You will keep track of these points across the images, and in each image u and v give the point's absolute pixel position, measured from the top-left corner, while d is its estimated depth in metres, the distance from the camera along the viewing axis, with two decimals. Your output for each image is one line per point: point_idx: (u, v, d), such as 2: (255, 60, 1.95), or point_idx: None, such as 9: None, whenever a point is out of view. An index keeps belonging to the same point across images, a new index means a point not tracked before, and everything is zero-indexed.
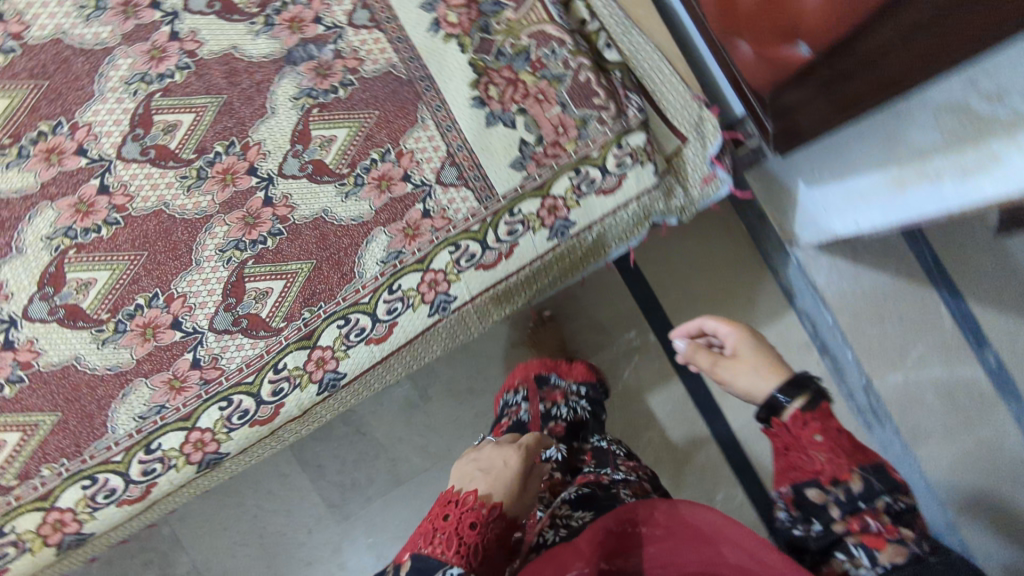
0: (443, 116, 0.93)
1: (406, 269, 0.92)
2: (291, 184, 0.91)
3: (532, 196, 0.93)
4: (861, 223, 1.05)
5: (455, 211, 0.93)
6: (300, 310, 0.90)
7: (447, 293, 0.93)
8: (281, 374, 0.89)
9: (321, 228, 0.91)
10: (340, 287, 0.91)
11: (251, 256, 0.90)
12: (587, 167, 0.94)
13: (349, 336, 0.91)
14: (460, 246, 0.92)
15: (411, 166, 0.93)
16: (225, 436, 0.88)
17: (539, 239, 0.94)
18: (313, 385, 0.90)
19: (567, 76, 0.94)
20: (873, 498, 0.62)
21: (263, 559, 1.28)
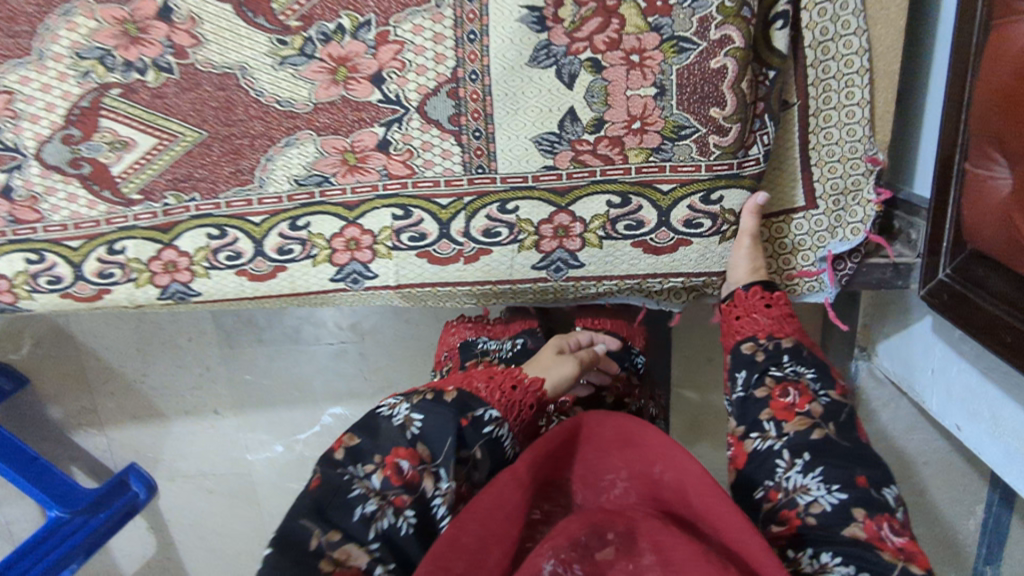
0: (473, 13, 0.55)
1: (324, 208, 0.62)
2: (206, 4, 0.56)
3: (542, 198, 0.61)
4: (963, 431, 0.77)
5: (426, 163, 0.60)
6: (163, 190, 0.61)
7: (365, 267, 0.64)
8: (115, 257, 0.63)
9: (226, 93, 0.58)
10: (226, 186, 0.61)
11: (119, 84, 0.58)
12: (643, 201, 0.61)
13: (217, 255, 0.63)
14: (411, 216, 0.62)
15: (392, 67, 0.57)
16: (26, 293, 0.65)
17: (523, 261, 0.64)
18: (153, 289, 0.65)
19: (692, 51, 0.55)
20: (801, 368, 0.58)
21: (136, 340, 1.19)
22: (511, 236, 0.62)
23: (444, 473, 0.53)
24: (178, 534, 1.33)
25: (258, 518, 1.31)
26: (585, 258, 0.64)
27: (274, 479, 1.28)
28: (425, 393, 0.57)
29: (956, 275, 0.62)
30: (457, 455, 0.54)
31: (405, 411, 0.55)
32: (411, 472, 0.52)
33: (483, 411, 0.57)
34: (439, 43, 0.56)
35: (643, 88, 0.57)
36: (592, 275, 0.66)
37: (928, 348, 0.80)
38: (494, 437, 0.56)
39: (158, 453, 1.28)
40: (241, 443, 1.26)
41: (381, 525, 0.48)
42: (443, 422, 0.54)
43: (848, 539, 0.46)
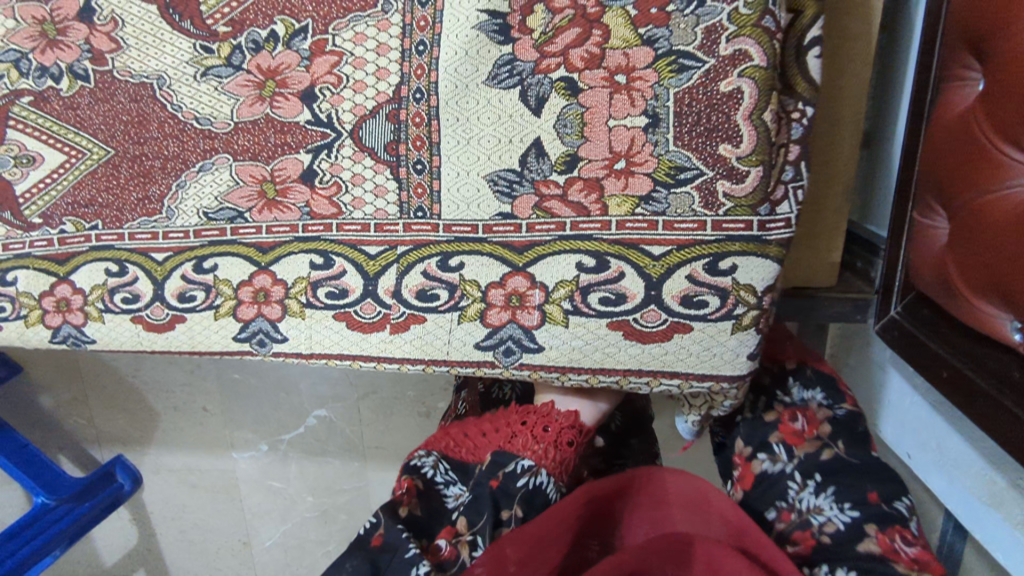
0: (423, 21, 0.48)
1: (232, 248, 0.50)
2: (131, 4, 0.51)
3: (490, 253, 0.49)
4: (913, 460, 0.64)
5: (354, 201, 0.49)
6: (61, 214, 0.52)
7: (274, 327, 0.50)
8: (6, 289, 0.53)
9: (141, 103, 0.51)
10: (133, 214, 0.51)
11: (39, 94, 0.53)
12: (627, 266, 0.48)
13: (113, 295, 0.51)
14: (332, 266, 0.50)
15: (326, 82, 0.49)
16: None
17: (464, 335, 0.50)
18: (43, 330, 0.53)
19: (699, 70, 0.46)
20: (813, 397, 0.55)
21: None
22: (451, 302, 0.49)
23: (482, 541, 0.50)
24: (161, 526, 1.31)
25: (237, 515, 1.27)
26: (544, 339, 0.50)
27: (254, 477, 1.24)
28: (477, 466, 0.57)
29: (907, 313, 0.55)
30: (495, 518, 0.51)
31: (457, 490, 0.56)
32: (451, 548, 0.50)
33: (523, 472, 0.53)
34: (384, 55, 0.48)
35: (630, 118, 0.47)
36: (552, 364, 0.52)
37: (883, 373, 0.67)
38: (528, 490, 0.52)
39: (145, 442, 1.27)
40: (224, 439, 1.23)
41: None
42: (484, 493, 0.53)
43: (863, 555, 0.43)
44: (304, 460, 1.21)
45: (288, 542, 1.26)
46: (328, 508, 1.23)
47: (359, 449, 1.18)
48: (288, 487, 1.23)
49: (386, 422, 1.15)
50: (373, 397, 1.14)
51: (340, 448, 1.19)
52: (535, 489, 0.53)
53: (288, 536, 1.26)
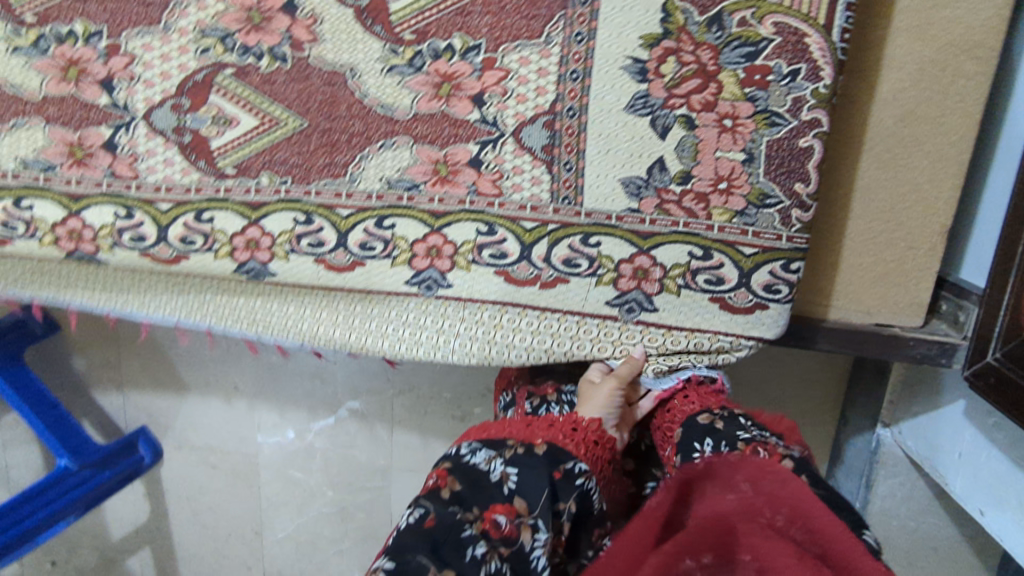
0: (577, 52, 0.59)
1: (409, 213, 0.65)
2: (330, 6, 0.61)
3: (621, 234, 0.63)
4: (987, 515, 0.73)
5: (513, 185, 0.63)
6: (257, 168, 0.66)
7: (442, 275, 0.66)
8: (201, 225, 0.67)
9: (333, 85, 0.63)
10: (319, 176, 0.65)
11: (239, 67, 0.64)
12: (726, 259, 0.62)
13: (300, 239, 0.67)
14: (495, 234, 0.64)
15: (494, 91, 0.61)
16: (106, 247, 0.69)
17: (598, 295, 0.65)
18: (230, 263, 0.68)
19: (783, 128, 0.59)
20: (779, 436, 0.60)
21: None
22: (591, 269, 0.64)
23: (542, 524, 0.56)
24: (174, 505, 1.34)
25: (254, 504, 1.32)
26: (661, 304, 0.65)
27: (277, 466, 1.29)
28: (517, 447, 0.62)
29: (1006, 359, 0.61)
30: (553, 509, 0.58)
31: (502, 466, 0.60)
32: (509, 525, 0.56)
33: (578, 470, 0.61)
34: (541, 77, 0.60)
35: (734, 151, 0.60)
36: (662, 322, 0.66)
37: (959, 432, 0.78)
38: (585, 489, 0.60)
39: (171, 420, 1.30)
40: (254, 424, 1.28)
41: (490, 568, 0.52)
42: (540, 482, 0.58)
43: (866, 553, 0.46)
44: (330, 451, 1.27)
45: (299, 534, 1.32)
46: (347, 504, 1.29)
47: (386, 447, 1.24)
48: (310, 479, 1.29)
49: (418, 422, 1.22)
50: (410, 395, 1.21)
51: (368, 443, 1.25)
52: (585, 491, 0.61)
53: (302, 527, 1.32)
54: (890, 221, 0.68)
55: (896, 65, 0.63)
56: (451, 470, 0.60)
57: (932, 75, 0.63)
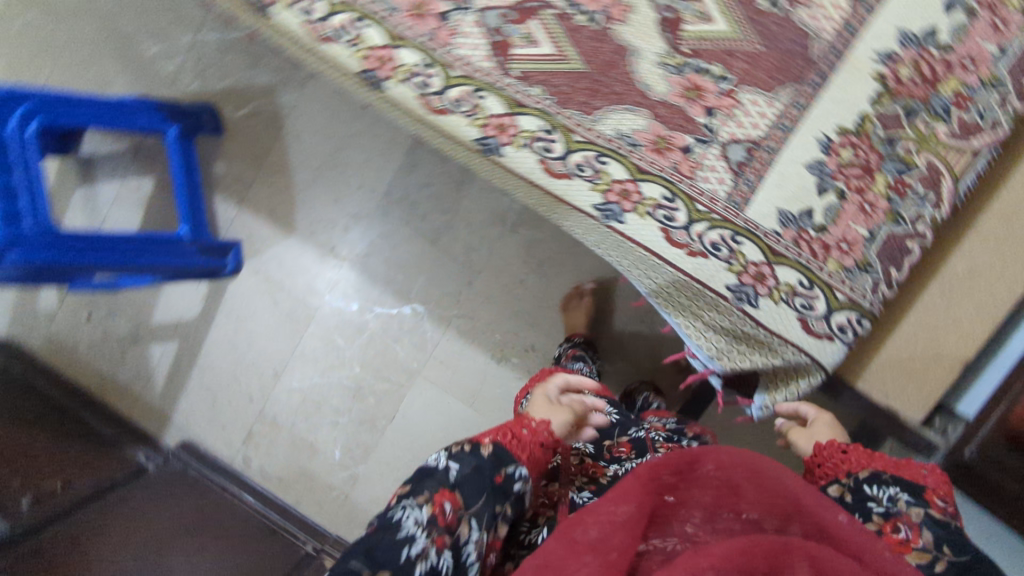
0: (794, 115, 0.83)
1: (622, 159, 0.87)
2: (644, 7, 0.86)
3: (762, 246, 0.85)
4: None
5: (704, 177, 0.86)
6: (534, 81, 0.88)
7: (621, 213, 0.89)
8: (473, 98, 0.90)
9: (618, 53, 0.87)
10: (574, 107, 0.88)
11: (564, 10, 0.88)
12: (822, 295, 0.84)
13: (537, 140, 0.90)
14: (673, 202, 0.87)
15: (724, 110, 0.85)
16: (398, 79, 0.92)
17: (722, 278, 0.87)
18: (477, 132, 0.92)
19: (901, 227, 0.82)
20: (895, 497, 0.70)
21: (323, 159, 1.42)
22: (727, 257, 0.86)
23: (476, 519, 0.72)
24: (222, 318, 1.49)
25: (286, 349, 1.48)
26: (761, 305, 0.86)
27: (327, 327, 1.46)
28: (464, 447, 0.78)
29: None
30: (490, 505, 0.75)
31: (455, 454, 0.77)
32: (452, 513, 0.71)
33: (512, 468, 0.78)
34: (760, 117, 0.84)
35: (862, 225, 0.82)
36: (754, 318, 0.87)
37: None
38: (516, 492, 0.78)
39: (262, 247, 1.46)
40: (328, 283, 1.45)
41: (425, 561, 0.67)
42: (476, 478, 0.75)
43: None
44: (377, 336, 1.44)
45: (310, 392, 1.48)
46: (364, 387, 1.46)
47: (425, 355, 1.43)
48: (347, 351, 1.46)
49: (462, 346, 1.41)
50: (468, 322, 1.41)
51: (412, 345, 1.43)
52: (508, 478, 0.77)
53: (315, 388, 1.48)
54: (931, 338, 0.89)
55: (976, 236, 0.87)
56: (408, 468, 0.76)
57: (1002, 254, 0.86)
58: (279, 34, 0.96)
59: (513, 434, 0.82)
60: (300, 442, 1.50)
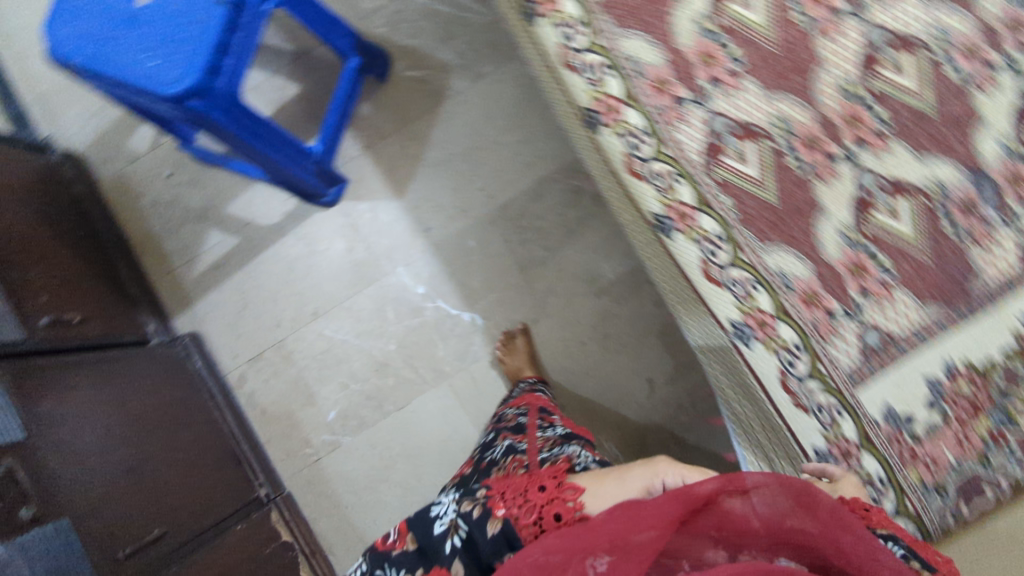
0: (933, 331, 0.91)
1: (773, 294, 0.95)
2: (846, 178, 0.94)
3: (859, 428, 0.92)
4: None
5: (835, 343, 0.93)
6: (727, 191, 0.96)
7: (751, 338, 0.98)
8: (669, 178, 0.99)
9: (808, 206, 0.94)
10: (752, 231, 0.95)
11: (780, 147, 0.95)
12: (891, 495, 0.91)
13: (708, 242, 0.98)
14: (799, 352, 0.95)
15: (877, 298, 0.92)
16: (616, 129, 1.01)
17: (811, 436, 0.97)
18: (659, 207, 1.01)
19: (985, 472, 0.88)
20: (909, 556, 0.67)
21: (461, 148, 1.46)
22: (824, 422, 0.95)
23: None
24: (291, 240, 1.46)
25: (337, 296, 1.45)
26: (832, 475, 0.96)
27: (384, 295, 1.45)
28: (472, 506, 0.76)
29: None
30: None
31: (459, 522, 0.76)
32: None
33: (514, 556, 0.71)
34: (904, 318, 0.91)
35: (952, 454, 0.89)
36: None
37: None
38: None
39: (364, 195, 1.46)
40: (407, 256, 1.45)
41: None
42: (469, 552, 0.74)
43: None
44: (427, 326, 1.44)
45: (336, 345, 1.45)
46: (389, 366, 1.44)
47: (464, 364, 1.44)
48: (391, 326, 1.45)
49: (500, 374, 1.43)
50: None
51: (454, 349, 1.44)
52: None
53: (344, 344, 1.45)
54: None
55: None
56: (409, 526, 0.80)
57: None
58: (535, 46, 1.10)
59: (541, 514, 0.72)
60: (302, 385, 1.44)
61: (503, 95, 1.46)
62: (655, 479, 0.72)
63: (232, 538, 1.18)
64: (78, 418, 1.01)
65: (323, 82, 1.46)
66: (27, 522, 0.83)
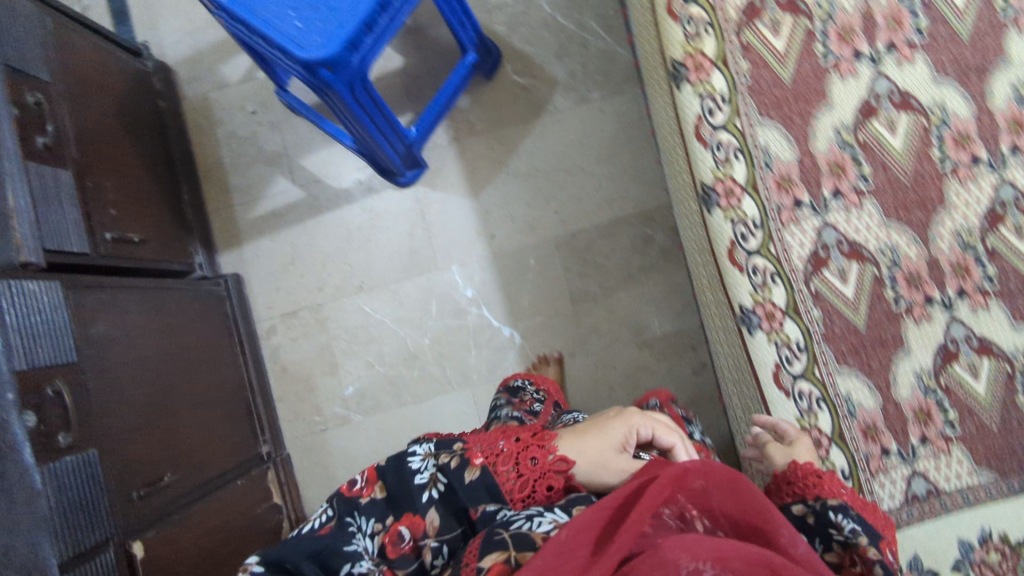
0: (979, 496, 0.92)
1: (835, 417, 0.93)
2: (937, 324, 0.95)
3: None
4: None
5: (882, 481, 0.93)
6: (819, 305, 0.95)
7: None
8: (767, 276, 0.95)
9: (894, 341, 0.95)
10: (834, 351, 0.95)
11: (883, 276, 0.96)
12: None
13: (786, 348, 0.94)
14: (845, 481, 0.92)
15: (934, 447, 0.94)
16: (728, 214, 0.96)
17: None
18: (747, 303, 0.95)
19: None
20: (858, 532, 0.70)
21: (546, 165, 1.44)
22: None
23: (436, 545, 0.70)
24: (356, 210, 1.44)
25: (386, 276, 1.43)
26: None
27: (431, 288, 1.43)
28: (450, 458, 0.75)
29: None
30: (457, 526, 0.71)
31: (437, 471, 0.74)
32: (408, 543, 0.70)
33: (492, 506, 0.71)
34: (954, 475, 0.93)
35: None
36: None
37: None
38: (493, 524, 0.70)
39: (439, 185, 1.44)
40: (464, 256, 1.43)
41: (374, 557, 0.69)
42: (450, 499, 0.72)
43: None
44: (464, 330, 1.43)
45: (370, 324, 1.42)
46: (417, 359, 1.42)
47: (490, 378, 1.42)
48: (429, 320, 1.42)
49: None
50: None
51: (485, 360, 1.42)
52: (537, 537, 0.63)
53: (377, 326, 1.42)
54: None
55: None
56: (381, 475, 0.75)
57: None
58: (663, 102, 1.03)
59: (520, 461, 0.75)
60: (327, 354, 1.42)
61: (601, 125, 1.44)
62: (632, 425, 0.79)
63: (231, 496, 1.16)
64: (121, 346, 0.99)
65: (428, 63, 1.43)
66: (64, 449, 0.80)
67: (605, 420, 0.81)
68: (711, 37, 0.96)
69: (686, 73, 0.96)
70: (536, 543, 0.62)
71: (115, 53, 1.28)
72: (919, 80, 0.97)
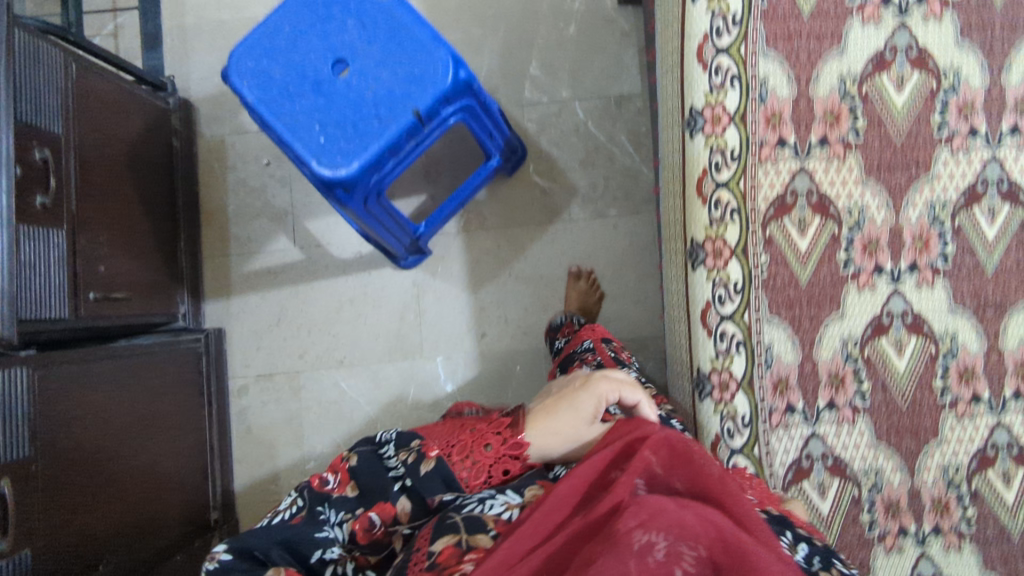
0: None
1: None
2: (908, 558, 0.96)
3: None
4: None
5: None
6: None
7: None
8: None
9: (861, 567, 0.96)
10: None
11: (861, 498, 0.95)
12: None
13: None
14: None
15: None
16: (718, 407, 0.96)
17: None
18: None
19: None
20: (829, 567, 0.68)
21: (549, 273, 1.41)
22: None
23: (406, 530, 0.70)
24: (350, 284, 1.41)
25: (370, 356, 1.41)
26: None
27: (412, 375, 1.40)
28: (414, 452, 0.73)
29: None
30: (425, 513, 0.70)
31: (403, 467, 0.72)
32: (380, 530, 0.70)
33: (449, 496, 0.71)
34: None
35: None
36: None
37: None
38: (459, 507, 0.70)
39: (438, 272, 1.41)
40: (450, 349, 1.41)
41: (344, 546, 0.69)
42: (417, 492, 0.70)
43: None
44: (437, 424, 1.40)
45: (345, 400, 1.40)
46: None
47: None
48: (405, 407, 1.40)
49: None
50: None
51: None
52: (489, 520, 0.67)
53: (352, 403, 1.40)
54: None
55: None
56: (353, 471, 0.73)
57: None
58: (676, 274, 1.02)
59: (477, 451, 0.74)
60: (296, 421, 1.40)
61: (612, 242, 1.41)
62: (601, 396, 0.79)
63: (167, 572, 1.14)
64: (86, 422, 0.97)
65: (451, 149, 1.40)
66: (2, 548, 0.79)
67: (567, 394, 0.80)
68: (734, 227, 0.94)
69: (702, 258, 0.96)
70: (488, 527, 0.67)
71: (138, 93, 1.25)
72: (935, 305, 0.95)
